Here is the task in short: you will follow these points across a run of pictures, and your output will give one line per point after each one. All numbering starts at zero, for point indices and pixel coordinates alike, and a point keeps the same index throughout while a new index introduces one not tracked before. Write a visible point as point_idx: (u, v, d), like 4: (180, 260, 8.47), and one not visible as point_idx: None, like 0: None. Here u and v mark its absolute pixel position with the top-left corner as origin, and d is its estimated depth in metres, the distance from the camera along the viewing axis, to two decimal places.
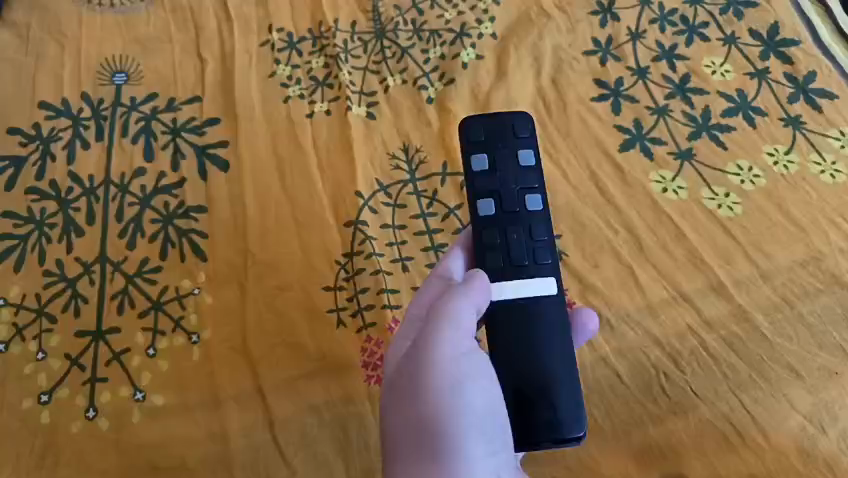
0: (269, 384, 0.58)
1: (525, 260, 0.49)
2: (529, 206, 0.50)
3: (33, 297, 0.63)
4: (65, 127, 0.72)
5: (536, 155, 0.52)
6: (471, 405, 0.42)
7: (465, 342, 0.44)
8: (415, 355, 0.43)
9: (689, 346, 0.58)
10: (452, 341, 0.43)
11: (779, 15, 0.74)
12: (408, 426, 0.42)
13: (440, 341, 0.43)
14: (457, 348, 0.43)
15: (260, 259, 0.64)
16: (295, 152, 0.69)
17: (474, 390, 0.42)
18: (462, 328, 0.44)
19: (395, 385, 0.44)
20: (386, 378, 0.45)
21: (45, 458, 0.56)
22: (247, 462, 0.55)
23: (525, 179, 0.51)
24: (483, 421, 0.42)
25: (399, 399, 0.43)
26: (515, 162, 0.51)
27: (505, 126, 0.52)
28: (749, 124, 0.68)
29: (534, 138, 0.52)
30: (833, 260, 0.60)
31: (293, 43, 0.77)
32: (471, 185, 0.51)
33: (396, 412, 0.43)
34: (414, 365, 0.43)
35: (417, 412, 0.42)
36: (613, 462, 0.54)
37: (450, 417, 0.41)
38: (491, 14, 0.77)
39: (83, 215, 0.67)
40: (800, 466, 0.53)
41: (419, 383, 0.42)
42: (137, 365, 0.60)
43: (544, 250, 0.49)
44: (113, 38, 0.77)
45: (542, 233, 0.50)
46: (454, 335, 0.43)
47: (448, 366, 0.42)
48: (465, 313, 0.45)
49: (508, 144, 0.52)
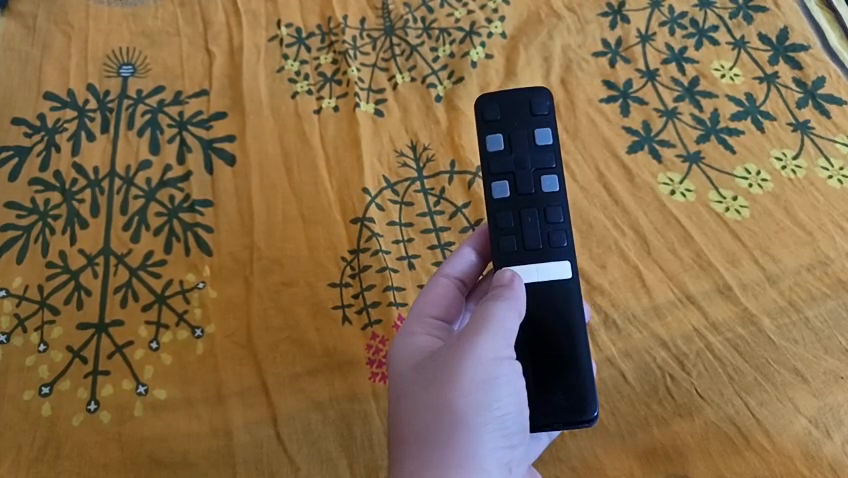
0: (273, 380, 0.58)
1: (539, 244, 0.48)
2: (544, 188, 0.49)
3: (35, 288, 0.62)
4: (70, 119, 0.71)
5: (554, 135, 0.51)
6: (496, 405, 0.42)
7: (502, 344, 0.44)
8: (450, 350, 0.43)
9: (694, 348, 0.57)
10: (489, 342, 0.43)
11: (788, 20, 0.75)
12: (426, 414, 0.42)
13: (480, 342, 0.43)
14: (493, 349, 0.43)
15: (266, 255, 0.63)
16: (303, 148, 0.69)
17: (502, 392, 0.42)
18: (501, 330, 0.44)
19: (421, 373, 0.44)
20: (411, 364, 0.46)
21: (47, 451, 0.55)
22: (250, 458, 0.55)
23: (542, 159, 0.50)
24: (504, 420, 0.42)
25: (423, 387, 0.43)
26: (531, 141, 0.50)
27: (522, 104, 0.51)
28: (757, 127, 0.68)
29: (552, 116, 0.51)
30: (840, 265, 0.60)
31: (301, 38, 0.77)
32: (486, 166, 0.50)
33: (417, 398, 0.43)
34: (445, 358, 0.43)
35: (438, 403, 0.42)
36: (617, 463, 0.53)
37: (472, 417, 0.42)
38: (500, 14, 0.77)
39: (87, 207, 0.66)
40: (805, 471, 0.52)
41: (447, 378, 0.42)
42: (140, 358, 0.59)
43: (559, 234, 0.48)
44: (120, 30, 0.77)
45: (558, 215, 0.49)
46: (492, 336, 0.43)
47: (480, 365, 0.42)
48: (506, 316, 0.44)
49: (525, 123, 0.51)
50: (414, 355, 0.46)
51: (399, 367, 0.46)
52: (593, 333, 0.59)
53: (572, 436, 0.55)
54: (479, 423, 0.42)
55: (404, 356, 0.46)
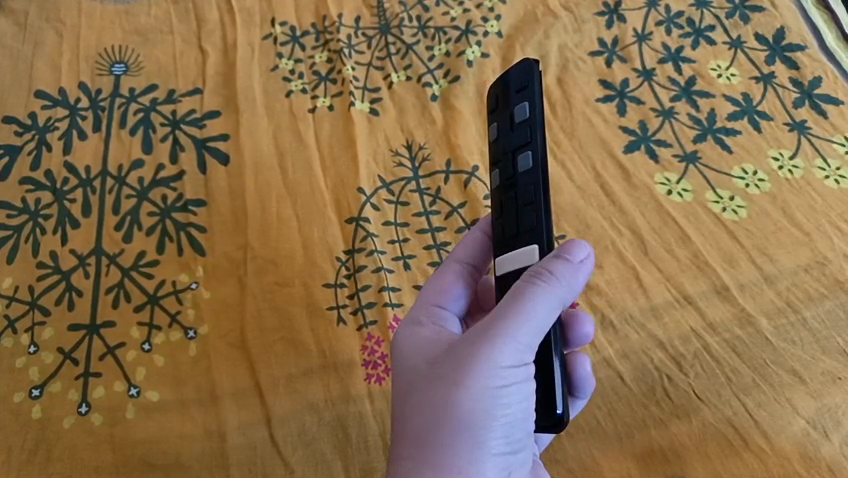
0: (267, 381, 0.57)
1: (514, 230, 0.45)
2: (519, 168, 0.46)
3: (26, 289, 0.61)
4: (62, 117, 0.70)
5: (536, 106, 0.47)
6: (503, 413, 0.41)
7: (525, 349, 0.42)
8: (468, 349, 0.42)
9: (692, 349, 0.57)
10: (511, 346, 0.41)
11: (785, 20, 0.75)
12: (430, 412, 0.42)
13: (501, 346, 0.41)
14: (513, 355, 0.41)
15: (260, 254, 0.63)
16: (298, 148, 0.69)
17: (512, 399, 0.41)
18: (527, 334, 0.41)
19: (434, 367, 0.43)
20: (424, 357, 0.45)
21: (37, 453, 0.54)
22: (244, 460, 0.54)
23: (520, 136, 0.46)
24: (510, 428, 0.42)
25: (432, 382, 0.43)
26: (511, 122, 0.47)
27: (507, 86, 0.49)
28: (754, 127, 0.68)
29: (535, 86, 0.47)
30: (838, 266, 0.60)
31: (296, 37, 0.76)
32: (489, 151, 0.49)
33: (424, 394, 0.43)
34: (460, 356, 0.42)
35: (445, 402, 0.41)
36: (615, 465, 0.53)
37: (478, 422, 0.41)
38: (496, 13, 0.77)
39: (78, 206, 0.66)
40: (803, 472, 0.51)
41: (458, 379, 0.41)
42: (132, 359, 0.58)
43: (529, 215, 0.45)
44: (114, 29, 0.77)
45: (531, 194, 0.45)
46: (516, 341, 0.41)
47: (495, 370, 0.41)
48: (536, 316, 0.41)
49: (510, 102, 0.48)
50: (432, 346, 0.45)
51: (411, 355, 0.45)
52: None
53: (570, 438, 0.54)
54: (484, 429, 0.41)
55: (414, 345, 0.46)
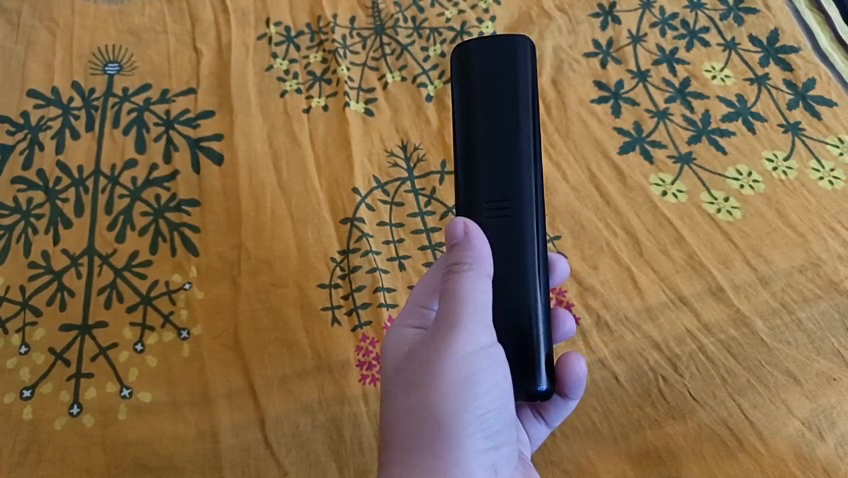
0: (261, 382, 0.57)
1: None
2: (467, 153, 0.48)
3: (17, 289, 0.61)
4: (54, 116, 0.70)
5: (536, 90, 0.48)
6: (477, 405, 0.42)
7: (483, 334, 0.42)
8: (430, 347, 0.42)
9: (687, 350, 0.57)
10: (467, 336, 0.41)
11: (779, 22, 0.75)
12: (409, 417, 0.42)
13: (457, 339, 0.41)
14: (473, 343, 0.41)
15: (254, 255, 0.62)
16: (292, 148, 0.69)
17: (483, 389, 0.42)
18: (479, 319, 0.42)
19: (404, 373, 0.43)
20: (395, 361, 0.45)
21: (27, 455, 0.53)
22: (237, 462, 0.53)
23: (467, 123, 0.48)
24: (487, 420, 0.42)
25: (406, 387, 0.43)
26: None
27: None
28: (748, 129, 0.68)
29: (504, 63, 0.47)
30: (832, 267, 0.60)
31: (290, 37, 0.76)
32: (462, 111, 0.47)
33: (401, 400, 0.43)
34: (425, 357, 0.42)
35: (420, 405, 0.42)
36: (611, 466, 0.52)
37: (454, 419, 0.41)
38: (491, 14, 0.77)
39: (71, 206, 0.65)
40: (798, 472, 0.51)
41: (427, 380, 0.42)
42: (125, 360, 0.58)
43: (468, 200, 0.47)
44: (107, 28, 0.76)
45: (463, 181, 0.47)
46: (471, 330, 0.41)
47: (460, 362, 0.41)
48: (479, 298, 0.42)
49: None
50: (400, 349, 0.45)
51: (384, 363, 0.45)
52: (584, 333, 0.58)
53: (564, 439, 0.54)
54: (461, 426, 0.42)
55: (387, 351, 0.46)
